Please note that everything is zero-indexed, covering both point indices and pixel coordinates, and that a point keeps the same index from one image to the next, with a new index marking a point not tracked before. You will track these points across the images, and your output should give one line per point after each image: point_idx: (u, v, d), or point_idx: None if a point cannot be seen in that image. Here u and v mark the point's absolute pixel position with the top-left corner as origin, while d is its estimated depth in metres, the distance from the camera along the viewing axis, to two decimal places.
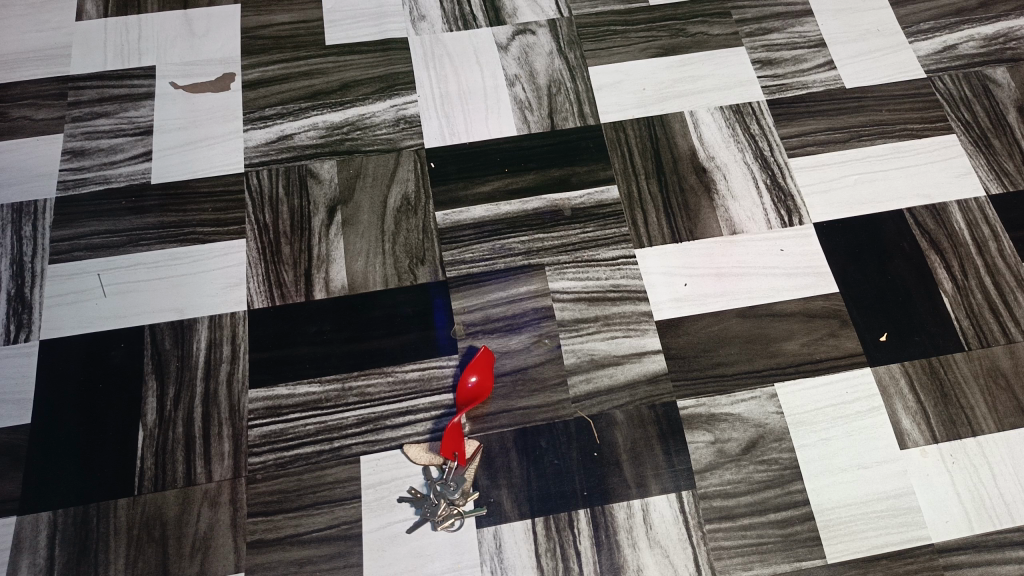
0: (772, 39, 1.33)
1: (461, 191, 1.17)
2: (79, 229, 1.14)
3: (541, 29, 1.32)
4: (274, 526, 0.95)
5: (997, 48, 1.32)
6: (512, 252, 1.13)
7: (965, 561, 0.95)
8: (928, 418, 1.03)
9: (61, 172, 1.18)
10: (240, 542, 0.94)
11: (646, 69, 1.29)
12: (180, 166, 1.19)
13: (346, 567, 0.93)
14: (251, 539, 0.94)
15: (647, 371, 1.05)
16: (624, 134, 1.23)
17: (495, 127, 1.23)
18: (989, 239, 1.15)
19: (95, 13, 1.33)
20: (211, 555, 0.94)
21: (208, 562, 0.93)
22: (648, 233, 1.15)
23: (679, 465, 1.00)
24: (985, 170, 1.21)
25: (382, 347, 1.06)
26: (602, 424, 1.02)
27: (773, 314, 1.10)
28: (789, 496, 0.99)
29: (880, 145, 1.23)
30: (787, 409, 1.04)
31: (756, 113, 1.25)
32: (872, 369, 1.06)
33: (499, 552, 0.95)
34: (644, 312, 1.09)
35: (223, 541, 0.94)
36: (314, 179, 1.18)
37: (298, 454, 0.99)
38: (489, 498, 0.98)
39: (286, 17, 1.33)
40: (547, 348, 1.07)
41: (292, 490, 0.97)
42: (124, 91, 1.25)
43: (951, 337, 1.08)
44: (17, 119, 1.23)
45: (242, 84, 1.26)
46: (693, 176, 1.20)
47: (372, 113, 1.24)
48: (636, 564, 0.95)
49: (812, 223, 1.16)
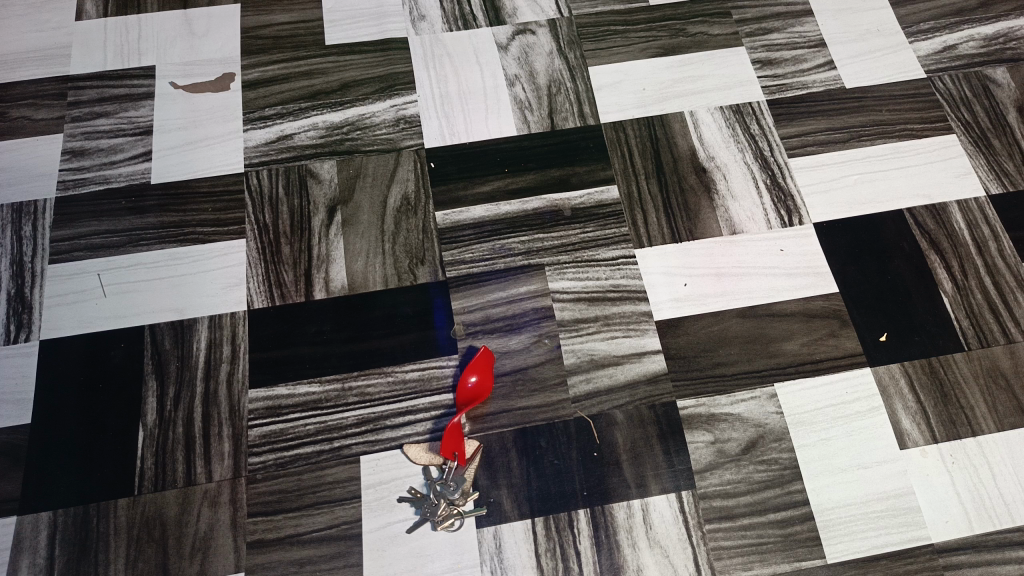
0: (772, 39, 1.33)
1: (461, 191, 1.17)
2: (79, 229, 1.14)
3: (541, 29, 1.32)
4: (274, 526, 0.95)
5: (997, 48, 1.32)
6: (512, 252, 1.13)
7: (965, 561, 0.96)
8: (928, 418, 1.03)
9: (61, 172, 1.18)
10: (240, 542, 0.94)
11: (645, 69, 1.29)
12: (180, 166, 1.19)
13: (346, 567, 0.93)
14: (251, 539, 0.94)
15: (647, 372, 1.05)
16: (624, 133, 1.23)
17: (495, 127, 1.23)
18: (989, 239, 1.15)
19: (95, 13, 1.33)
20: (212, 554, 0.94)
21: (208, 562, 0.93)
22: (647, 234, 1.15)
23: (679, 465, 1.00)
24: (985, 170, 1.21)
25: (382, 347, 1.06)
26: (602, 424, 1.02)
27: (773, 314, 1.10)
28: (789, 496, 0.99)
29: (881, 145, 1.23)
30: (787, 409, 1.04)
31: (756, 113, 1.25)
32: (872, 369, 1.06)
33: (499, 552, 0.95)
34: (644, 312, 1.09)
35: (224, 541, 0.94)
36: (314, 179, 1.18)
37: (298, 455, 0.99)
38: (489, 498, 0.98)
39: (286, 17, 1.33)
40: (547, 348, 1.07)
41: (292, 490, 0.97)
42: (124, 91, 1.25)
43: (951, 337, 1.08)
44: (17, 119, 1.23)
45: (242, 84, 1.26)
46: (693, 176, 1.20)
47: (372, 113, 1.24)
48: (636, 564, 0.95)
49: (813, 223, 1.16)
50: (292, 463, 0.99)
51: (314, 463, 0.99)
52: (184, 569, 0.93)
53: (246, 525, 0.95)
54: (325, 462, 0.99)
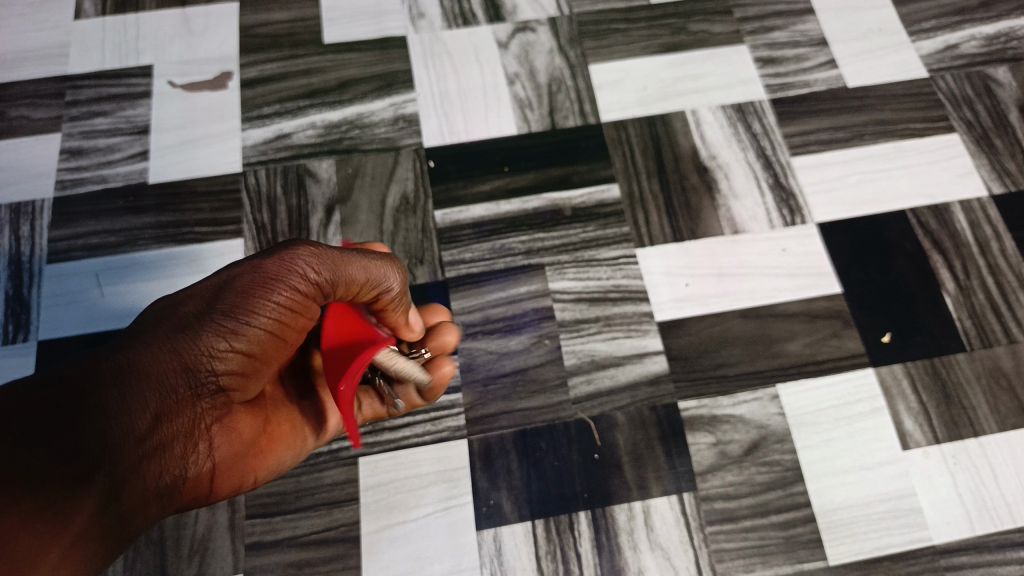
0: (774, 38, 1.32)
1: (460, 190, 1.16)
2: (76, 229, 1.13)
3: (541, 27, 1.31)
4: (257, 440, 0.81)
5: (998, 48, 1.30)
6: (512, 252, 1.12)
7: (966, 562, 0.96)
8: (931, 420, 1.02)
9: (58, 171, 1.18)
10: (285, 457, 0.86)
11: (646, 68, 1.28)
12: (178, 166, 1.18)
13: (345, 569, 0.94)
14: (261, 468, 0.83)
15: (648, 372, 1.05)
16: (624, 133, 1.22)
17: (496, 127, 1.22)
18: (991, 239, 1.14)
19: (92, 11, 1.32)
20: (208, 481, 0.77)
21: (217, 484, 0.78)
22: (648, 234, 1.14)
23: (681, 467, 1.00)
24: (987, 170, 1.20)
25: (263, 255, 0.74)
26: (603, 425, 1.01)
27: (775, 315, 1.09)
28: (791, 498, 0.98)
29: (883, 144, 1.22)
30: (790, 410, 1.03)
31: (757, 112, 1.24)
32: (874, 370, 1.05)
33: (499, 555, 0.95)
34: (645, 312, 1.08)
35: (157, 446, 0.69)
36: (312, 179, 1.17)
37: (178, 300, 0.72)
38: (489, 501, 0.98)
39: (284, 15, 1.32)
40: (547, 349, 1.06)
41: (195, 375, 0.71)
42: (122, 90, 1.24)
43: (954, 337, 1.07)
44: (16, 119, 1.22)
45: (241, 83, 1.25)
46: (694, 176, 1.19)
47: (371, 112, 1.23)
48: (637, 566, 0.96)
49: (815, 222, 1.16)
50: (169, 306, 0.73)
51: (255, 339, 0.73)
52: (124, 540, 0.68)
53: (215, 455, 0.76)
54: (309, 313, 0.77)
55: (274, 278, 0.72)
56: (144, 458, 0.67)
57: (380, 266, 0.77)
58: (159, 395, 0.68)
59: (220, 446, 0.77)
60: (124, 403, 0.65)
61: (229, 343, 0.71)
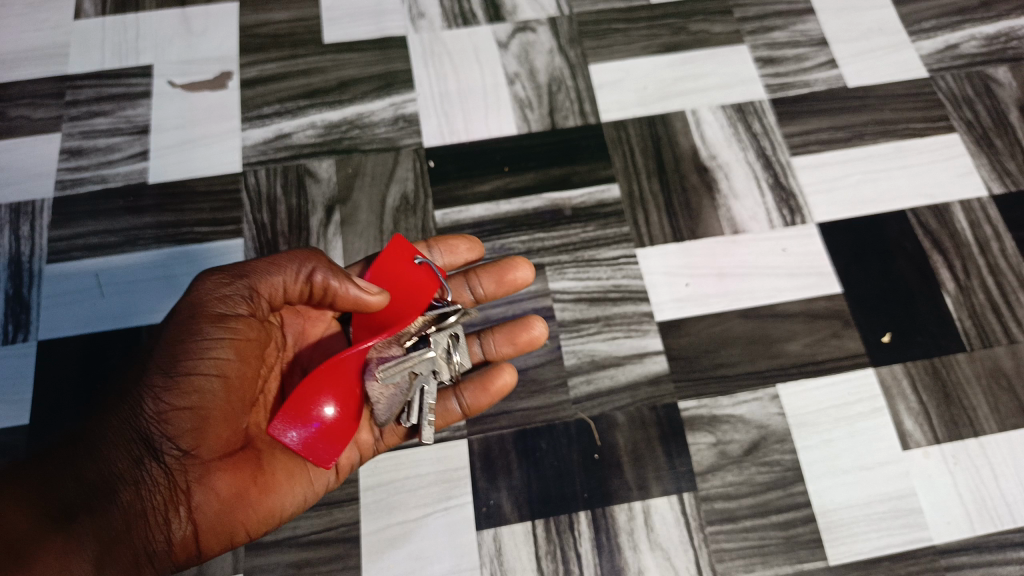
0: (774, 38, 1.32)
1: (460, 190, 1.16)
2: (76, 228, 1.13)
3: (541, 27, 1.31)
4: (245, 488, 0.82)
5: (998, 48, 1.30)
6: (512, 252, 1.12)
7: (966, 562, 0.96)
8: (931, 419, 1.02)
9: (58, 171, 1.18)
10: (286, 500, 0.86)
11: (646, 68, 1.28)
12: (178, 165, 1.18)
13: (345, 569, 0.94)
14: (253, 520, 0.84)
15: (648, 372, 1.04)
16: (624, 132, 1.22)
17: (496, 127, 1.22)
18: (992, 239, 1.14)
19: (92, 11, 1.32)
20: (195, 539, 0.81)
21: (209, 536, 0.82)
22: (648, 234, 1.14)
23: (681, 467, 1.00)
24: (987, 170, 1.20)
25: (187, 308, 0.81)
26: (603, 425, 1.01)
27: (775, 315, 1.09)
28: (791, 498, 0.98)
29: (883, 144, 1.22)
30: (790, 410, 1.03)
31: (757, 112, 1.24)
32: (874, 370, 1.05)
33: (499, 555, 0.95)
34: (645, 312, 1.08)
35: (134, 506, 0.77)
36: (312, 178, 1.17)
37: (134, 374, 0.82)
38: (489, 501, 0.98)
39: (284, 15, 1.32)
40: (547, 349, 1.06)
41: (154, 437, 0.78)
42: (122, 90, 1.24)
43: (953, 337, 1.07)
44: (15, 119, 1.22)
45: (242, 83, 1.25)
46: (694, 175, 1.19)
47: (371, 112, 1.23)
48: (637, 566, 0.96)
49: (814, 222, 1.16)
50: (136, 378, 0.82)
51: (201, 387, 0.79)
52: None
53: (197, 509, 0.80)
54: (252, 336, 0.83)
55: (200, 310, 0.80)
56: (127, 519, 0.76)
57: (290, 261, 0.84)
58: (128, 462, 0.77)
59: (202, 500, 0.80)
60: (101, 473, 0.76)
61: (174, 397, 0.78)
